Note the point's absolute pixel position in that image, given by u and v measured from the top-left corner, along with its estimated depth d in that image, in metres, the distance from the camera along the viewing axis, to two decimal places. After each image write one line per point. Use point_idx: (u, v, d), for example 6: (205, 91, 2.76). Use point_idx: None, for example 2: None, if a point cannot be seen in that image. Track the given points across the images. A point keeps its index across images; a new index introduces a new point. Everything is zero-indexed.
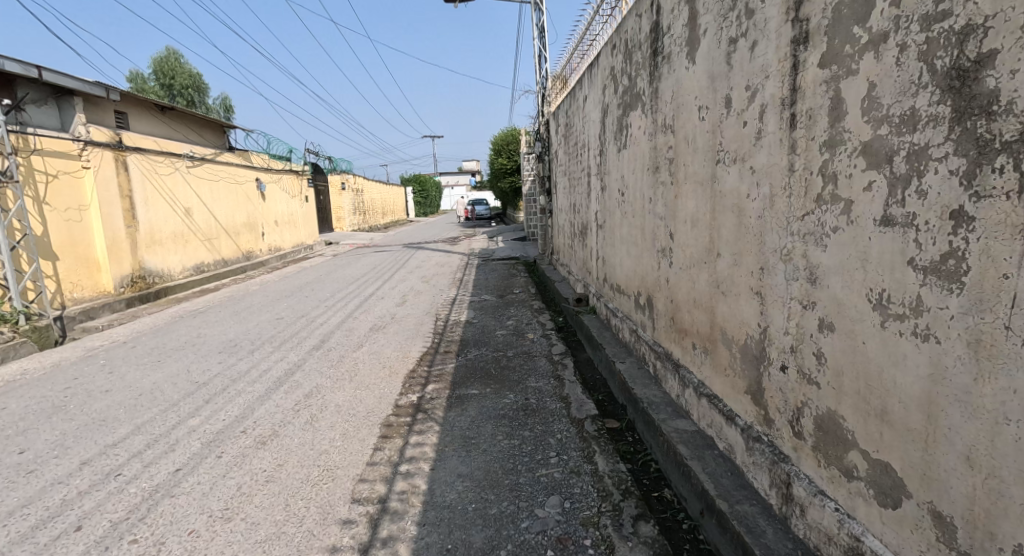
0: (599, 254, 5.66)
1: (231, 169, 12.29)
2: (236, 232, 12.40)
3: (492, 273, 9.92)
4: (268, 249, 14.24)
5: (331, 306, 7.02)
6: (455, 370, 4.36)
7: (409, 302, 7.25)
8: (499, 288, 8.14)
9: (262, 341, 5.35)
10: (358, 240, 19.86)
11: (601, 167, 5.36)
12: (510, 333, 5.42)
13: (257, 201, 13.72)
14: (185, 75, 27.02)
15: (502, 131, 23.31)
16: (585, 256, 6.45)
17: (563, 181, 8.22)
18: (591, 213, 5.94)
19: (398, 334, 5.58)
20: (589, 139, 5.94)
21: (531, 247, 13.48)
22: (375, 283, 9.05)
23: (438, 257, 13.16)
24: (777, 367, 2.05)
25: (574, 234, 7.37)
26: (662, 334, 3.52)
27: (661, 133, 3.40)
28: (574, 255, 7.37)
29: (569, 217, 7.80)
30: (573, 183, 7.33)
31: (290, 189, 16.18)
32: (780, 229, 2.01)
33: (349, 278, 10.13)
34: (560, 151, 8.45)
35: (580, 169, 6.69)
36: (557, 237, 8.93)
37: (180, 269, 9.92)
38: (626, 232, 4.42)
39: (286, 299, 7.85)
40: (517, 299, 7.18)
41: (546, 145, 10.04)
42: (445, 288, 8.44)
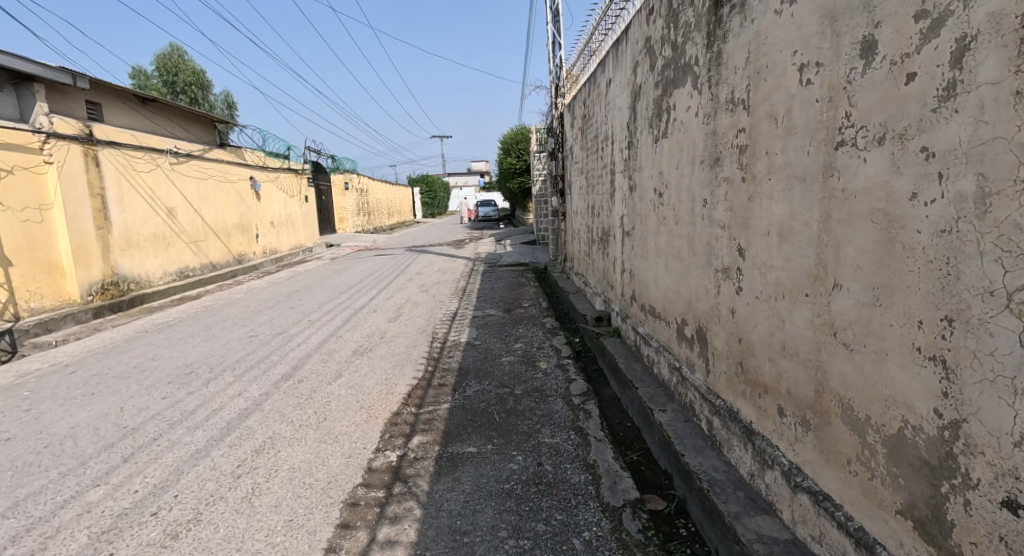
0: (624, 267, 4.80)
1: (222, 166, 11.61)
2: (226, 233, 11.73)
3: (499, 282, 9.06)
4: (262, 253, 13.54)
5: (314, 321, 6.20)
6: (449, 414, 3.53)
7: (403, 317, 6.42)
8: (505, 300, 7.28)
9: (224, 366, 4.54)
10: (360, 242, 19.08)
11: (629, 163, 4.50)
12: (517, 360, 4.58)
13: (250, 200, 13.03)
14: (188, 72, 26.46)
15: (512, 130, 22.48)
16: (606, 267, 5.59)
17: (579, 181, 7.36)
18: (615, 217, 5.07)
19: (385, 359, 4.75)
20: (613, 131, 5.08)
21: (541, 251, 12.63)
22: (369, 293, 8.22)
23: (442, 262, 12.33)
24: (987, 498, 1.17)
25: (592, 240, 6.51)
26: (722, 382, 2.65)
27: (725, 112, 2.53)
28: (591, 264, 6.50)
29: (586, 221, 6.93)
30: (591, 182, 6.47)
31: (288, 188, 15.51)
32: (1003, 256, 1.14)
33: (344, 285, 9.35)
34: (576, 148, 7.59)
35: (601, 166, 5.83)
36: (571, 243, 8.08)
37: (160, 273, 9.21)
38: (665, 241, 3.55)
39: (268, 311, 7.07)
40: (525, 314, 6.33)
41: (560, 142, 9.18)
42: (446, 299, 7.60)
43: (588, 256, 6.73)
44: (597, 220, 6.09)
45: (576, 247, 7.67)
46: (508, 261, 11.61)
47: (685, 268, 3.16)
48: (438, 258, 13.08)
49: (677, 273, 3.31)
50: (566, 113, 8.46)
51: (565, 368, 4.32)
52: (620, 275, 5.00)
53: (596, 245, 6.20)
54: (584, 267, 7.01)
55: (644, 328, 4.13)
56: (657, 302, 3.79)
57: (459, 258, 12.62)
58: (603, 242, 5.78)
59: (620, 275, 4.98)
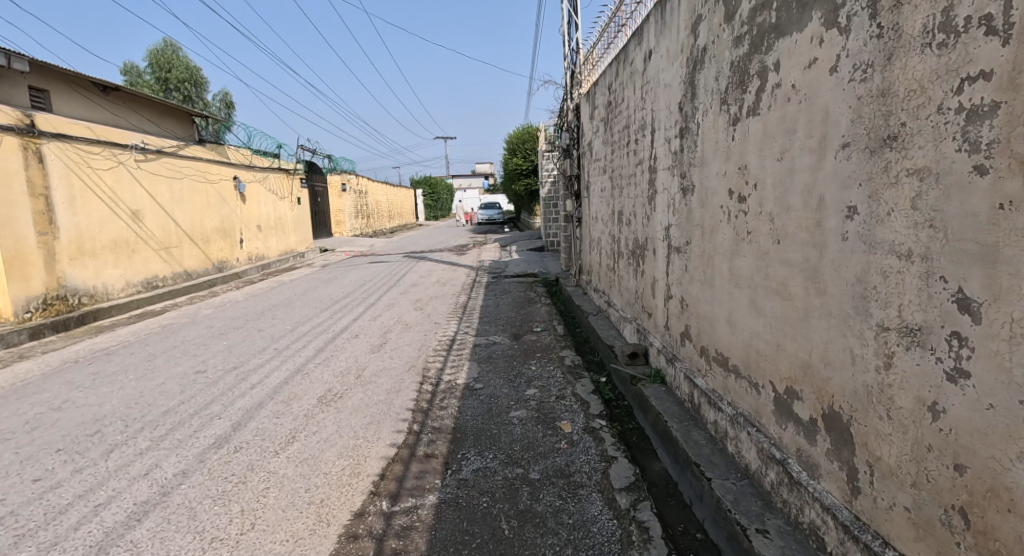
0: (672, 292, 3.69)
1: (201, 165, 10.67)
2: (204, 238, 10.80)
3: (505, 298, 7.95)
4: (246, 259, 12.60)
5: (280, 352, 5.12)
6: (436, 517, 2.44)
7: (388, 345, 5.33)
8: (512, 322, 6.19)
9: (144, 422, 3.47)
10: (356, 247, 18.05)
11: (683, 156, 3.38)
12: (530, 417, 3.50)
13: (233, 202, 12.11)
14: (180, 68, 25.59)
15: (518, 129, 21.49)
16: (643, 290, 4.48)
17: (601, 182, 6.25)
18: (658, 229, 3.97)
19: (357, 412, 3.65)
20: (655, 118, 3.97)
21: (550, 260, 11.56)
22: (355, 311, 7.14)
23: (441, 271, 11.25)
24: None
25: (620, 253, 5.40)
26: (899, 524, 1.53)
27: (918, 51, 1.42)
28: (619, 283, 5.40)
29: (610, 230, 5.84)
30: (619, 183, 5.37)
31: (277, 189, 14.58)
32: None
33: (329, 299, 8.31)
34: (597, 143, 6.48)
35: (634, 163, 4.73)
36: (590, 254, 6.99)
37: (122, 284, 8.25)
38: (753, 268, 2.44)
39: (231, 334, 6.02)
40: (538, 343, 5.23)
41: (575, 137, 8.07)
42: (442, 320, 6.50)
43: (614, 272, 5.63)
44: (628, 230, 4.99)
45: (597, 260, 6.58)
46: (515, 270, 10.53)
47: (797, 312, 2.05)
48: (438, 267, 12.00)
49: (779, 317, 2.19)
50: (583, 104, 7.35)
51: (597, 432, 3.23)
52: (664, 303, 3.89)
53: (626, 260, 5.10)
54: (608, 286, 5.90)
55: (708, 382, 3.03)
56: (734, 351, 2.68)
57: (461, 267, 11.54)
58: (637, 257, 4.67)
59: (664, 303, 3.88)
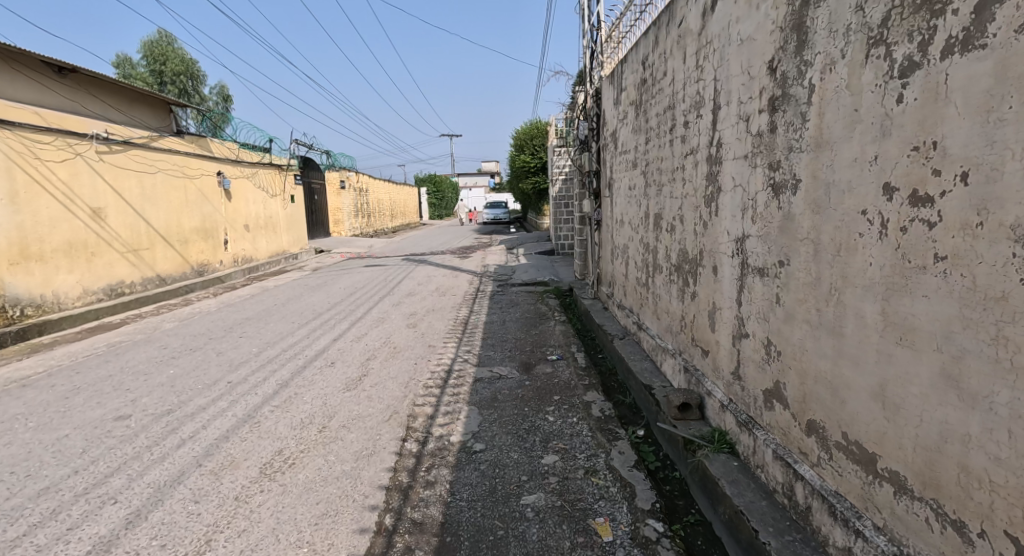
0: (749, 331, 2.65)
1: (177, 159, 9.81)
2: (181, 239, 9.97)
3: (513, 313, 6.93)
4: (229, 261, 11.76)
5: (233, 388, 4.12)
6: None
7: (369, 379, 4.32)
8: (521, 347, 5.16)
9: (5, 509, 2.47)
10: (354, 249, 17.10)
11: (777, 138, 2.33)
12: (551, 509, 2.49)
13: (216, 200, 11.30)
14: (175, 60, 24.89)
15: (526, 125, 20.53)
16: (696, 319, 3.45)
17: (631, 180, 5.21)
18: (726, 241, 2.93)
19: (310, 494, 2.63)
20: (722, 90, 2.93)
21: (562, 266, 10.54)
22: (337, 328, 6.15)
23: (442, 277, 10.27)
24: None
25: (657, 268, 4.36)
26: None
27: None
28: (657, 305, 4.37)
29: (644, 238, 4.80)
30: (658, 179, 4.33)
31: (266, 186, 13.75)
32: None
33: (311, 310, 7.35)
34: (625, 134, 5.44)
35: (682, 154, 3.68)
36: (614, 264, 5.99)
37: (78, 292, 7.33)
38: (952, 320, 1.40)
39: (185, 358, 5.04)
40: (554, 379, 4.20)
41: (596, 127, 7.04)
42: (438, 342, 5.49)
43: (649, 291, 4.59)
44: (672, 239, 3.94)
45: (625, 273, 5.54)
46: (523, 278, 9.52)
47: None
48: (439, 272, 11.01)
49: None
50: (607, 89, 6.31)
51: (652, 547, 2.22)
52: (733, 343, 2.85)
53: (668, 277, 4.06)
54: (641, 307, 4.87)
55: (826, 480, 1.99)
56: (892, 449, 1.63)
57: (463, 273, 10.54)
58: (687, 276, 3.64)
59: (734, 344, 2.84)
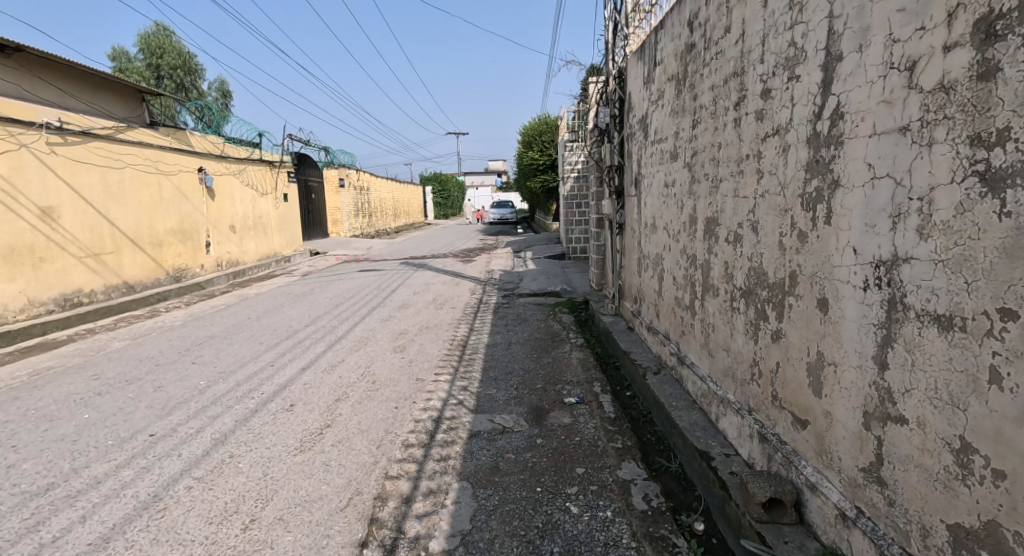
0: (912, 415, 1.61)
1: (150, 153, 8.97)
2: (155, 242, 9.12)
3: (520, 333, 5.93)
4: (212, 265, 10.93)
5: (152, 446, 3.15)
6: None
7: (333, 433, 3.34)
8: (531, 384, 4.15)
9: None
10: (353, 251, 16.23)
11: (1003, 87, 1.29)
12: None
13: (197, 198, 10.48)
14: (173, 54, 24.19)
15: (535, 121, 19.54)
16: (783, 370, 2.41)
17: (671, 176, 4.18)
18: (852, 264, 1.89)
19: None
20: (847, 30, 1.91)
21: (574, 273, 9.57)
22: (311, 353, 5.17)
23: (441, 285, 9.31)
24: None
25: (712, 291, 3.34)
26: None
27: None
28: (711, 339, 3.34)
29: (690, 250, 3.78)
30: (712, 173, 3.32)
31: (255, 183, 12.89)
32: None
33: (287, 326, 6.40)
34: (661, 119, 4.42)
35: (757, 136, 2.65)
36: (645, 278, 5.00)
37: (22, 304, 6.50)
38: None
39: (114, 393, 4.09)
40: (575, 437, 3.20)
41: (619, 114, 6.03)
42: (429, 373, 4.51)
43: (700, 318, 3.56)
44: (738, 254, 2.92)
45: (662, 290, 4.51)
46: (532, 287, 8.51)
47: None
48: (438, 279, 10.04)
49: None
50: (635, 68, 5.30)
51: None
52: (865, 425, 1.82)
53: (730, 303, 3.04)
54: (687, 337, 3.84)
55: None
56: None
57: (465, 280, 9.58)
58: (764, 306, 2.60)
59: (868, 426, 1.80)
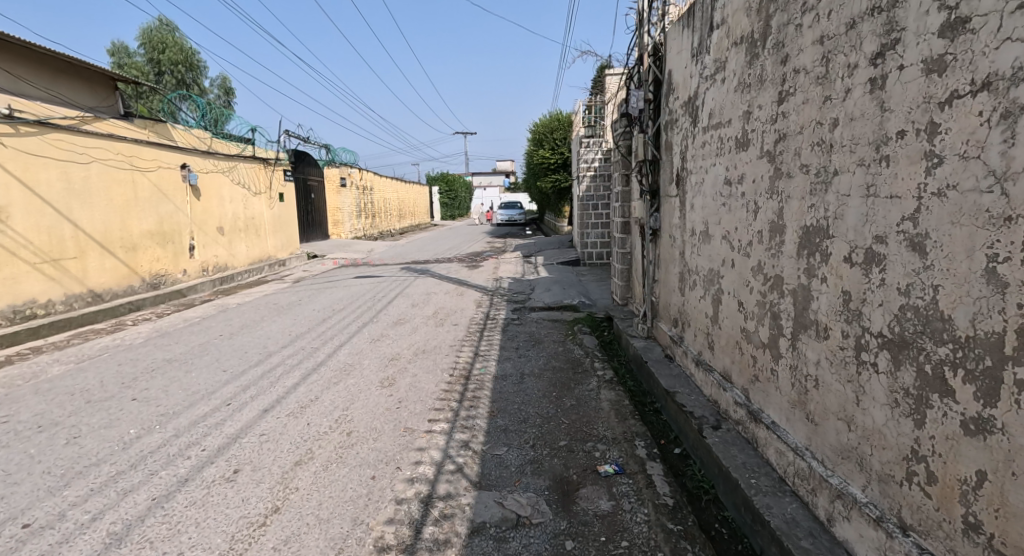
0: None
1: (125, 147, 8.17)
2: (129, 245, 8.31)
3: (535, 360, 4.97)
4: (197, 271, 10.11)
5: (15, 551, 2.20)
6: None
7: (279, 526, 2.40)
8: (552, 443, 3.19)
9: None
10: (354, 254, 15.42)
11: None
12: None
13: (180, 198, 9.68)
14: (175, 49, 23.45)
15: (545, 118, 18.61)
16: (993, 489, 1.43)
17: (738, 170, 3.21)
18: None
19: None
20: None
21: (592, 282, 8.64)
22: (280, 387, 4.24)
23: (444, 295, 8.40)
24: None
25: (814, 332, 2.37)
26: None
27: None
28: (813, 400, 2.36)
29: (771, 270, 2.81)
30: (816, 164, 2.34)
31: (247, 182, 12.06)
32: None
33: (261, 348, 5.50)
34: (722, 97, 3.45)
35: (928, 100, 1.66)
36: (695, 299, 4.05)
37: None
38: None
39: (14, 447, 3.17)
40: (621, 543, 2.24)
41: (655, 99, 5.10)
42: (423, 420, 3.58)
43: (789, 366, 2.58)
44: (873, 283, 1.94)
45: (721, 318, 3.54)
46: (546, 300, 7.56)
47: None
48: (441, 288, 9.13)
49: None
50: (681, 40, 4.33)
51: None
52: None
53: (855, 355, 2.05)
54: (765, 387, 2.86)
55: None
56: None
57: (470, 290, 8.67)
58: (941, 374, 1.62)
59: None
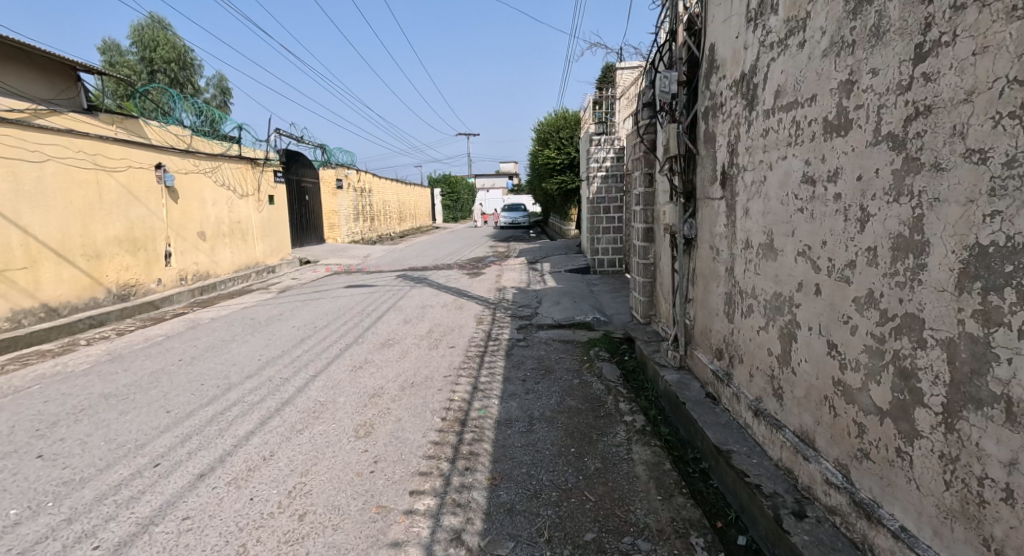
0: None
1: (86, 143, 7.36)
2: (92, 253, 7.50)
3: (546, 398, 4.11)
4: (174, 280, 9.30)
5: None
6: None
7: None
8: (574, 538, 2.35)
9: None
10: (349, 259, 14.62)
11: None
12: None
13: (154, 200, 8.87)
14: (167, 46, 22.71)
15: (551, 115, 17.76)
16: None
17: (830, 163, 2.35)
18: None
19: None
20: None
21: (605, 294, 7.79)
22: (228, 438, 3.40)
23: (441, 308, 7.56)
24: None
25: (999, 416, 1.51)
26: None
27: None
28: (999, 523, 1.50)
29: (894, 305, 1.95)
30: (1003, 148, 1.48)
31: (232, 183, 11.25)
32: None
33: (221, 378, 4.67)
34: (801, 66, 2.59)
35: None
36: (755, 330, 3.20)
37: None
38: None
39: None
40: None
41: (691, 82, 4.25)
42: (402, 495, 2.74)
43: (938, 456, 1.72)
44: None
45: (796, 361, 2.68)
46: (554, 315, 6.70)
47: None
48: (438, 299, 8.29)
49: None
50: (730, 3, 3.48)
51: None
52: None
53: None
54: (885, 474, 2.00)
55: None
56: None
57: (470, 302, 7.82)
58: None
59: None
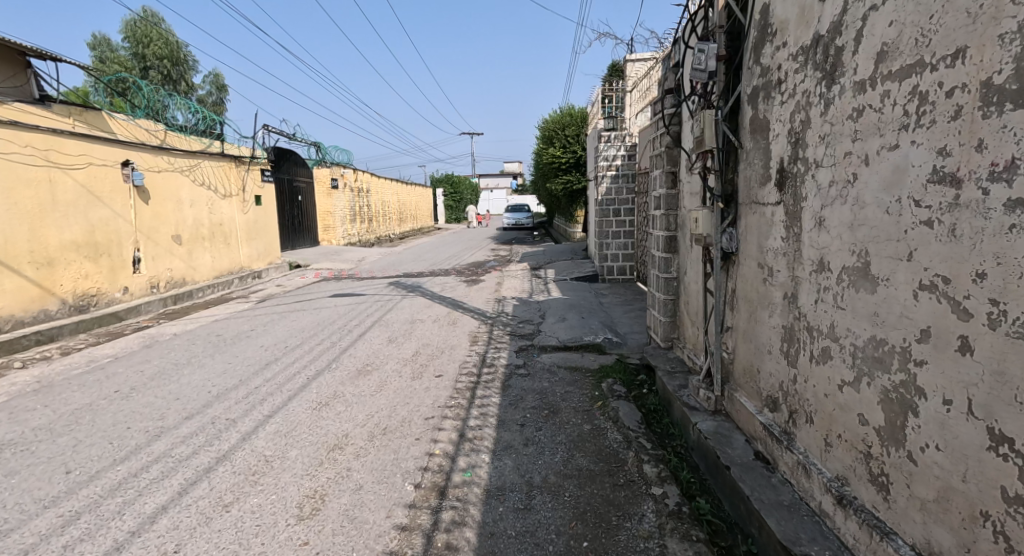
0: None
1: (36, 137, 6.57)
2: (42, 260, 6.71)
3: (551, 454, 3.26)
4: (143, 288, 8.50)
5: None
6: None
7: None
8: None
9: None
10: (341, 264, 13.82)
11: None
12: None
13: (120, 201, 8.08)
14: (159, 42, 22.01)
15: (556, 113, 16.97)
16: None
17: (997, 151, 1.50)
18: None
19: None
20: None
21: (616, 308, 6.93)
22: (127, 520, 2.57)
23: (432, 324, 6.71)
24: None
25: None
26: None
27: None
28: None
29: None
30: None
31: (213, 183, 10.46)
32: None
33: (153, 419, 3.84)
34: (933, 8, 1.74)
35: None
36: (834, 384, 2.34)
37: None
38: None
39: None
40: None
41: (733, 57, 3.40)
42: None
43: None
44: None
45: (919, 445, 1.82)
46: (560, 335, 5.84)
47: None
48: (430, 312, 7.44)
49: None
50: None
51: None
52: None
53: None
54: None
55: None
56: None
57: (465, 317, 6.97)
58: None
59: None
